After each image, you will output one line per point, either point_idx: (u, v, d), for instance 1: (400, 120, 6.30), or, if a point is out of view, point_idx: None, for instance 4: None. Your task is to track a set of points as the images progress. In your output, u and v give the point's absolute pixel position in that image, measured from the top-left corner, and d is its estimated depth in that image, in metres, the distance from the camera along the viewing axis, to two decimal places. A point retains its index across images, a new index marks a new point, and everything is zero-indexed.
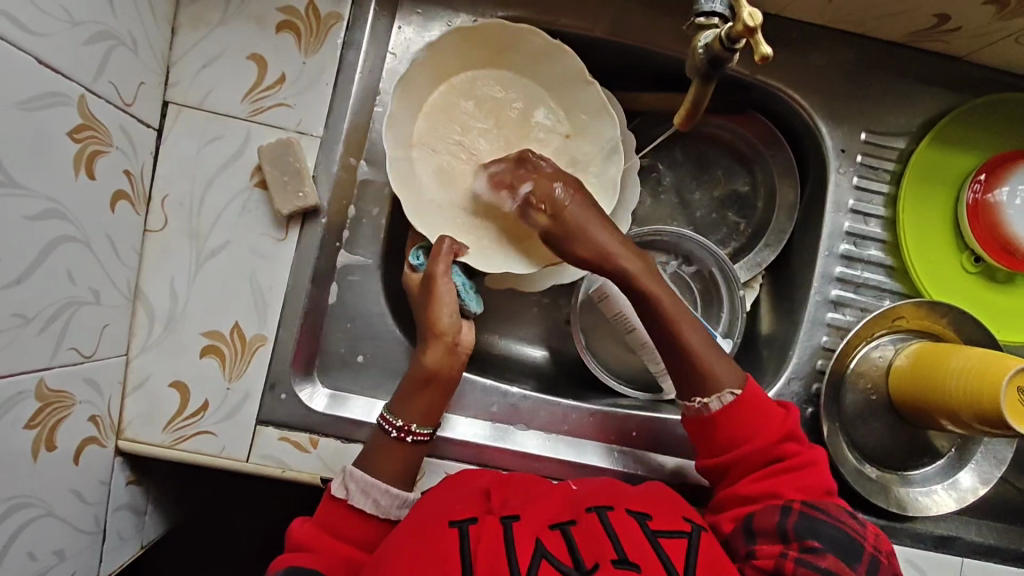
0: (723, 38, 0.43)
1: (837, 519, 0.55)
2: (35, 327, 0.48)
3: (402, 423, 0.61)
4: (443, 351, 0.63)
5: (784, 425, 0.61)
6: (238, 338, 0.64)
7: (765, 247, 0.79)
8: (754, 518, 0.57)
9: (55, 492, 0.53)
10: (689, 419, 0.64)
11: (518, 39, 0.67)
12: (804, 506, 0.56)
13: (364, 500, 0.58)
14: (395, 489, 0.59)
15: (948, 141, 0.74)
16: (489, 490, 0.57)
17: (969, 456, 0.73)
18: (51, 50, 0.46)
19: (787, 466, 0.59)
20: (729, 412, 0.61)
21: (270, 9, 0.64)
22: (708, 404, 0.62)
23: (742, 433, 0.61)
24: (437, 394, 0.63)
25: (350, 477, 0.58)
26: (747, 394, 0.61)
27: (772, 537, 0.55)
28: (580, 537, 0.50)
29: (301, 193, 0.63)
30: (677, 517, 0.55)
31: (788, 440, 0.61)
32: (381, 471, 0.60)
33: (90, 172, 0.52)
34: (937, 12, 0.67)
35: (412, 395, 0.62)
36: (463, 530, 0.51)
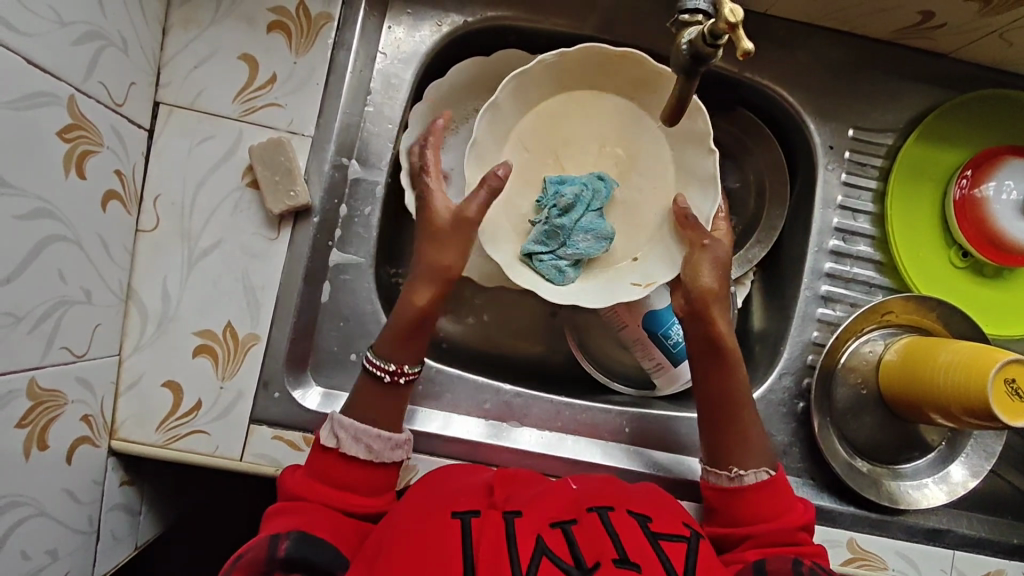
0: (705, 33, 0.42)
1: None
2: (25, 326, 0.48)
3: (394, 366, 0.61)
4: (427, 291, 0.63)
5: (803, 516, 0.60)
6: (231, 338, 0.64)
7: (755, 244, 0.79)
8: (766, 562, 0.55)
9: (47, 491, 0.53)
10: (710, 488, 0.63)
11: (647, 75, 0.67)
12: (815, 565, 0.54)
13: (355, 448, 0.59)
14: (384, 433, 0.60)
15: (935, 138, 0.75)
16: (492, 487, 0.58)
17: (959, 450, 0.74)
18: (42, 50, 0.46)
19: (797, 548, 0.58)
20: (763, 490, 0.60)
21: (260, 10, 0.64)
22: (743, 476, 0.61)
23: (764, 512, 0.59)
24: (419, 331, 0.63)
25: (338, 426, 0.59)
26: (781, 480, 0.61)
27: None
28: (581, 537, 0.51)
29: (292, 192, 0.63)
30: (675, 522, 0.56)
31: (802, 529, 0.59)
32: (367, 415, 0.60)
33: (80, 172, 0.52)
34: (922, 9, 0.67)
35: (400, 337, 0.62)
36: (465, 522, 0.51)
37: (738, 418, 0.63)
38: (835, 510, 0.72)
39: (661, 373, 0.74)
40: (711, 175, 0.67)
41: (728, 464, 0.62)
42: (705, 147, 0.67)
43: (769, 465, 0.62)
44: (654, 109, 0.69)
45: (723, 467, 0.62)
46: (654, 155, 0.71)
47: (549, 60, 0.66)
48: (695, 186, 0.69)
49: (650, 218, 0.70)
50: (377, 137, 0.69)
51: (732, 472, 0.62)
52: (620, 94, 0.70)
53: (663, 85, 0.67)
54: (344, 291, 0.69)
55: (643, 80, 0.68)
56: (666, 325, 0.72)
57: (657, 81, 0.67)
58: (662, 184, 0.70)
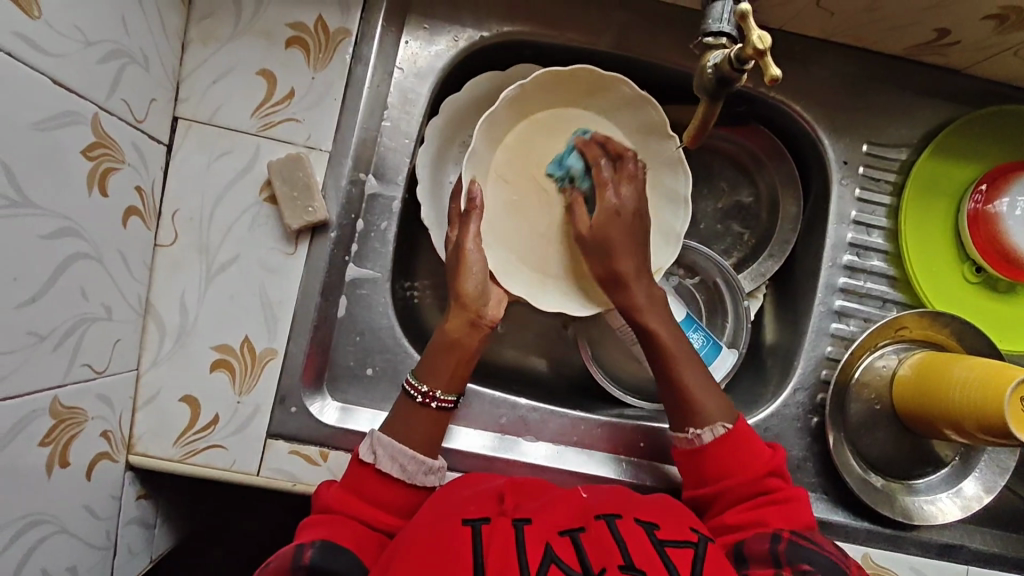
0: (733, 58, 0.43)
1: (829, 549, 0.53)
2: (49, 345, 0.48)
3: (426, 389, 0.62)
4: (464, 322, 0.64)
5: (771, 462, 0.61)
6: (248, 352, 0.64)
7: (768, 257, 0.80)
8: (746, 544, 0.55)
9: (68, 508, 0.53)
10: (679, 452, 0.65)
11: (605, 85, 0.69)
12: (794, 535, 0.55)
13: (390, 466, 0.59)
14: (420, 455, 0.60)
15: (948, 153, 0.75)
16: (502, 495, 0.58)
17: (973, 465, 0.74)
18: (67, 71, 0.46)
19: (772, 499, 0.59)
20: (720, 444, 0.62)
21: (278, 25, 0.64)
22: (699, 435, 0.62)
23: (733, 467, 0.61)
24: (462, 360, 0.64)
25: (378, 443, 0.60)
26: (739, 432, 0.62)
27: (764, 563, 0.53)
28: (589, 544, 0.51)
29: (310, 208, 0.64)
30: (683, 528, 0.55)
31: (772, 475, 0.61)
32: (406, 435, 0.61)
33: (102, 189, 0.52)
34: (938, 26, 0.67)
35: (438, 361, 0.63)
36: (476, 529, 0.52)
37: (678, 375, 0.64)
38: (849, 525, 0.72)
39: None
40: (676, 156, 0.71)
41: (684, 426, 0.63)
42: (664, 132, 0.70)
43: (723, 412, 0.63)
44: (608, 110, 0.71)
45: (682, 429, 0.64)
46: (621, 150, 0.73)
47: (512, 95, 0.66)
48: (666, 172, 0.72)
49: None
50: (393, 152, 0.69)
51: (689, 434, 0.63)
52: (572, 106, 0.71)
53: (613, 90, 0.69)
54: (361, 306, 0.69)
55: (589, 87, 0.69)
56: None
57: (605, 84, 0.69)
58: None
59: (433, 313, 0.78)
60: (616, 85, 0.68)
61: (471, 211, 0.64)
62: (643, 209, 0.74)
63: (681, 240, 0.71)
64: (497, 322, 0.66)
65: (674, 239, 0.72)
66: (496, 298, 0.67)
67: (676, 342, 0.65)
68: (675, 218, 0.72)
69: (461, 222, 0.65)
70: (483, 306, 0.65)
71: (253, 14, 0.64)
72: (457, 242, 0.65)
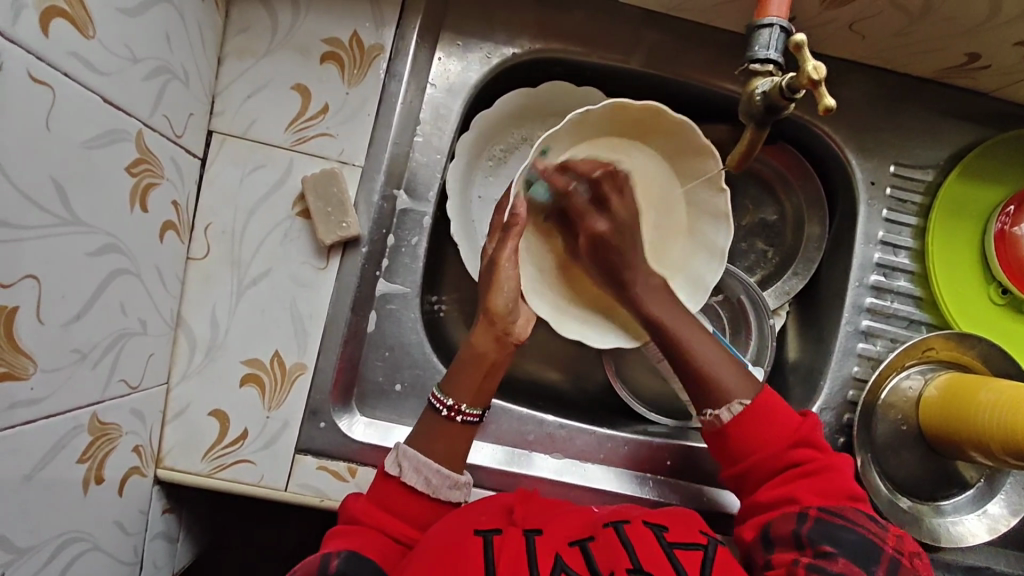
0: (785, 87, 0.43)
1: (857, 524, 0.55)
2: (89, 363, 0.48)
3: (451, 402, 0.62)
4: (491, 336, 0.64)
5: (797, 431, 0.60)
6: (279, 367, 0.64)
7: (793, 275, 0.80)
8: (771, 527, 0.58)
9: (102, 525, 0.53)
10: (707, 432, 0.63)
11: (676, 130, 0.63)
12: (820, 513, 0.56)
13: (415, 479, 0.59)
14: (446, 469, 0.60)
15: (974, 173, 0.75)
16: (511, 507, 0.58)
17: (998, 487, 0.74)
18: (117, 88, 0.47)
19: (804, 471, 0.59)
20: (741, 422, 0.60)
21: (314, 40, 0.64)
22: (719, 415, 0.61)
23: (757, 439, 0.60)
24: (487, 377, 0.64)
25: (403, 456, 0.60)
26: (759, 405, 0.61)
27: (788, 545, 0.56)
28: (598, 552, 0.51)
29: (344, 224, 0.64)
30: (694, 530, 0.56)
31: (801, 445, 0.60)
32: (432, 448, 0.61)
33: (143, 206, 0.52)
34: (969, 51, 0.68)
35: (462, 375, 0.63)
36: (487, 540, 0.52)
37: (673, 330, 0.64)
38: None
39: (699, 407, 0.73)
40: (722, 210, 0.68)
41: (703, 408, 0.62)
42: (718, 185, 0.67)
43: (739, 386, 0.62)
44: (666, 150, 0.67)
45: (702, 409, 0.62)
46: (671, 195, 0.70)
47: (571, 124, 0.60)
48: (707, 219, 0.70)
49: (674, 253, 0.71)
50: (425, 168, 0.69)
51: (709, 415, 0.62)
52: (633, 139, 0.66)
53: (680, 133, 0.64)
54: (390, 321, 0.69)
55: (655, 129, 0.65)
56: None
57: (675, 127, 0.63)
58: (676, 223, 0.71)
59: (458, 327, 0.78)
60: (686, 132, 0.63)
61: (513, 228, 0.62)
62: (677, 253, 0.71)
63: (707, 296, 0.70)
64: (523, 341, 0.66)
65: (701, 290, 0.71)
66: (524, 316, 0.66)
67: (675, 316, 0.65)
68: (706, 270, 0.70)
69: (501, 238, 0.63)
70: (512, 323, 0.64)
71: (290, 29, 0.64)
72: (491, 259, 0.63)
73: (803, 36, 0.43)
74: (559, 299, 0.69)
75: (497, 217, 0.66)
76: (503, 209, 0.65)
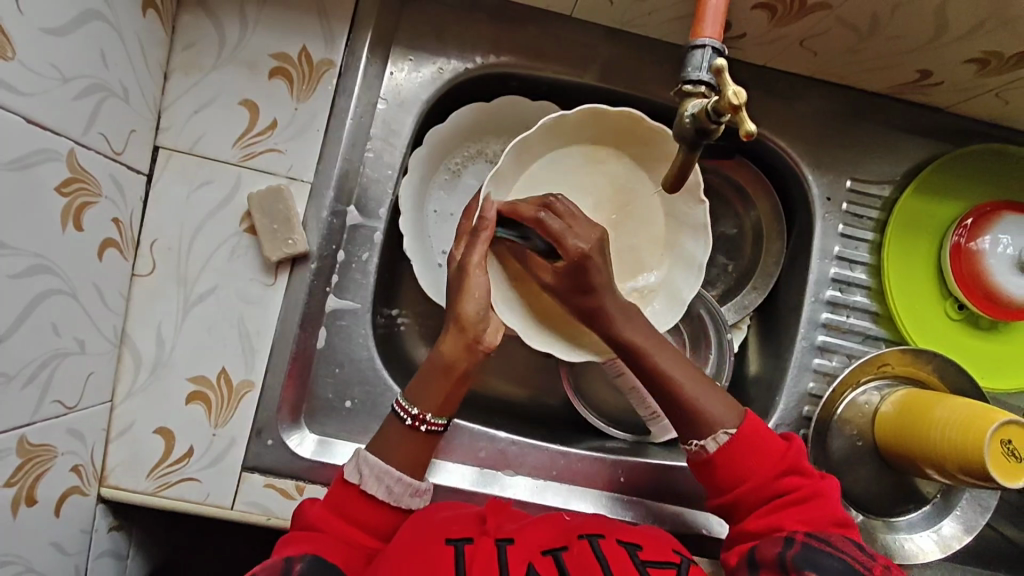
0: (709, 110, 0.43)
1: (844, 551, 0.54)
2: (18, 384, 0.47)
3: (416, 412, 0.61)
4: (461, 344, 0.62)
5: (784, 460, 0.60)
6: (225, 384, 0.63)
7: (751, 290, 0.80)
8: (758, 550, 0.56)
9: (35, 547, 0.52)
10: (695, 465, 0.62)
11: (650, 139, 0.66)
12: (807, 537, 0.55)
13: (377, 488, 0.59)
14: (406, 478, 0.60)
15: (930, 189, 0.75)
16: (483, 515, 0.58)
17: (953, 504, 0.74)
18: (41, 107, 0.46)
19: (790, 500, 0.59)
20: (728, 454, 0.60)
21: (262, 56, 0.64)
22: (705, 444, 0.61)
23: (747, 468, 0.60)
24: (456, 385, 0.63)
25: (364, 463, 0.59)
26: (744, 436, 0.60)
27: (773, 568, 0.54)
28: (572, 565, 0.51)
29: (290, 241, 0.63)
30: (665, 550, 0.55)
31: (788, 473, 0.60)
32: (395, 458, 0.60)
33: (77, 224, 0.52)
34: (919, 68, 0.68)
35: (429, 383, 0.62)
36: (459, 550, 0.52)
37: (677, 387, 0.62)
38: None
39: (655, 421, 0.74)
40: (701, 222, 0.68)
41: (689, 437, 0.62)
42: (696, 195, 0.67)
43: (726, 415, 0.61)
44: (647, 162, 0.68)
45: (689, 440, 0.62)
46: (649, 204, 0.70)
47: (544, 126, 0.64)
48: (686, 232, 0.69)
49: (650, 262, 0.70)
50: (376, 183, 0.69)
51: (695, 446, 0.61)
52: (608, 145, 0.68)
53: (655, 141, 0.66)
54: (340, 337, 0.68)
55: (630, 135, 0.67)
56: None
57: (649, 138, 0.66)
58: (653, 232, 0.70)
59: (417, 342, 0.78)
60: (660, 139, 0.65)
61: (482, 228, 0.62)
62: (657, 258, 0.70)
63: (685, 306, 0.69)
64: (493, 348, 0.63)
65: (678, 304, 0.70)
66: (495, 324, 0.63)
67: (659, 347, 0.63)
68: (684, 282, 0.69)
69: (471, 242, 0.62)
70: (483, 331, 0.62)
71: (237, 44, 0.64)
72: (461, 264, 0.62)
73: (725, 60, 0.42)
74: (532, 312, 0.69)
75: (464, 222, 0.65)
76: (471, 214, 0.65)
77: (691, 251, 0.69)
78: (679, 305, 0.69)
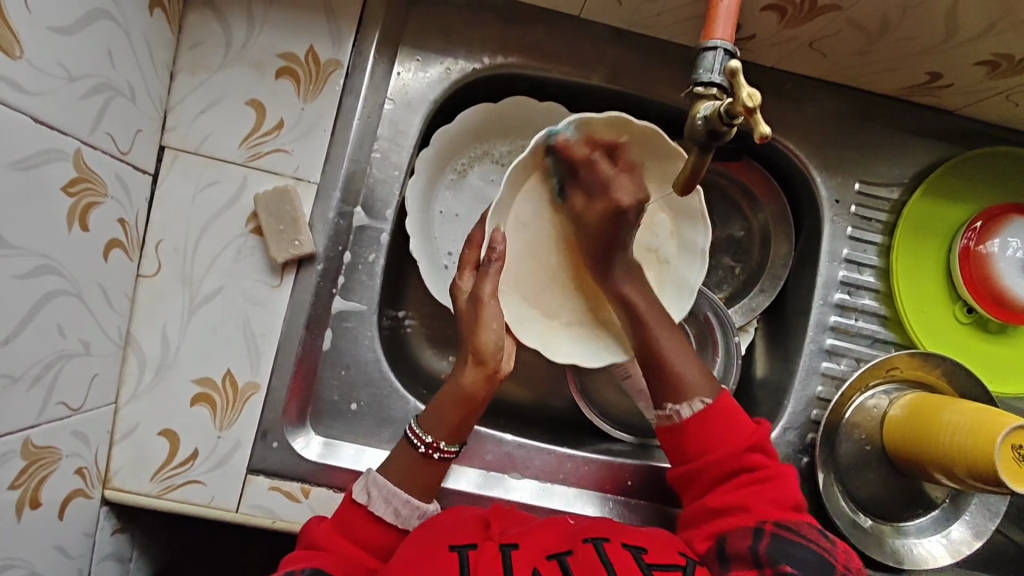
0: (722, 113, 0.42)
1: (811, 540, 0.54)
2: (23, 385, 0.47)
3: (430, 440, 0.61)
4: (480, 375, 0.62)
5: (749, 440, 0.60)
6: (230, 386, 0.63)
7: (759, 293, 0.79)
8: (727, 541, 0.55)
9: (39, 550, 0.51)
10: (664, 430, 0.64)
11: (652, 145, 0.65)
12: (777, 527, 0.55)
13: (384, 509, 0.59)
14: (415, 500, 0.60)
15: (938, 192, 0.75)
16: (486, 520, 0.57)
17: (963, 508, 0.73)
18: (48, 107, 0.46)
19: (755, 478, 0.59)
20: (700, 421, 0.61)
21: (269, 55, 0.64)
22: (679, 411, 0.62)
23: (715, 444, 0.60)
24: (472, 412, 0.62)
25: (372, 484, 0.59)
26: (717, 407, 0.61)
27: (746, 561, 0.53)
28: (577, 568, 0.50)
29: (297, 242, 0.63)
30: (672, 552, 0.55)
31: (752, 453, 0.60)
32: (404, 480, 0.60)
33: (83, 225, 0.51)
34: (929, 70, 0.67)
35: (442, 409, 0.62)
36: (463, 555, 0.51)
37: (656, 347, 0.63)
38: None
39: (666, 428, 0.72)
40: (699, 212, 0.69)
41: (663, 402, 0.63)
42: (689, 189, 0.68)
43: (703, 385, 0.62)
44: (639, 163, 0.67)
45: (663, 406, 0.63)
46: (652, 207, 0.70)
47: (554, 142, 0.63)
48: (686, 222, 0.70)
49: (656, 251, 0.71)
50: (383, 184, 0.69)
51: (668, 410, 0.62)
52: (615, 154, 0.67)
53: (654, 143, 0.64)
54: (346, 339, 0.68)
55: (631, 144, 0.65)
56: None
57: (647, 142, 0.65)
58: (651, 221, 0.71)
59: (422, 344, 0.77)
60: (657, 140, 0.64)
61: (492, 261, 0.63)
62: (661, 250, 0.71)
63: (694, 297, 0.69)
64: (508, 375, 0.64)
65: (687, 292, 0.70)
66: (507, 352, 0.64)
67: (656, 323, 0.64)
68: (691, 270, 0.70)
69: (481, 274, 0.63)
70: (500, 361, 0.63)
71: (244, 44, 0.63)
72: (473, 295, 0.63)
73: (739, 62, 0.42)
74: (547, 327, 0.69)
75: (469, 252, 0.65)
76: (476, 244, 0.65)
77: (690, 239, 0.70)
78: (693, 290, 0.69)
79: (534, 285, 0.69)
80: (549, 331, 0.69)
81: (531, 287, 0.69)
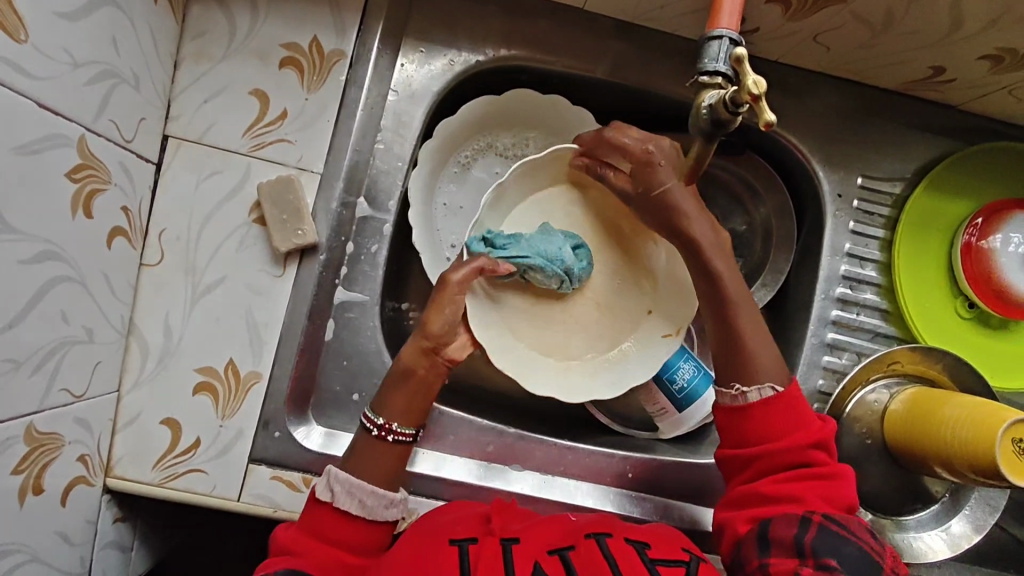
0: (727, 101, 0.43)
1: (859, 539, 0.52)
2: (26, 371, 0.47)
3: (382, 421, 0.60)
4: (419, 352, 0.62)
5: (817, 434, 0.58)
6: (232, 376, 0.63)
7: (761, 287, 0.79)
8: (770, 526, 0.55)
9: (41, 537, 0.51)
10: (722, 410, 0.61)
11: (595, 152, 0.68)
12: (824, 519, 0.53)
13: (349, 502, 0.57)
14: (379, 489, 0.59)
15: (941, 188, 0.75)
16: (488, 515, 0.57)
17: (963, 503, 0.74)
18: (52, 92, 0.46)
19: (813, 473, 0.57)
20: (766, 408, 0.59)
21: (273, 45, 0.64)
22: (746, 393, 0.59)
23: (773, 434, 0.59)
24: (420, 391, 0.62)
25: (335, 480, 0.58)
26: (787, 396, 0.59)
27: (787, 550, 0.52)
28: (580, 562, 0.51)
29: (300, 231, 0.63)
30: (674, 549, 0.55)
31: (818, 446, 0.58)
32: (365, 470, 0.59)
33: (87, 212, 0.52)
34: (933, 65, 0.67)
35: (393, 393, 0.61)
36: (463, 549, 0.51)
37: (736, 325, 0.61)
38: None
39: (663, 419, 0.73)
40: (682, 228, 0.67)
41: (731, 381, 0.61)
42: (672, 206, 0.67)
43: (774, 372, 0.60)
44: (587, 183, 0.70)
45: (728, 385, 0.61)
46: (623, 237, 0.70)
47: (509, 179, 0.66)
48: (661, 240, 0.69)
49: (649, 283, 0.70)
50: (386, 175, 0.69)
51: (734, 390, 0.60)
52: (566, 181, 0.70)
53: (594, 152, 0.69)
54: (348, 329, 0.68)
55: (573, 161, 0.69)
56: (672, 369, 0.71)
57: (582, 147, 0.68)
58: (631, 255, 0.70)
59: None
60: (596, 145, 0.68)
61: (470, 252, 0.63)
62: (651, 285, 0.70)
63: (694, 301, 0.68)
64: (457, 358, 0.63)
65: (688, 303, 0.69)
66: (461, 339, 0.64)
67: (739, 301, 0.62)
68: None
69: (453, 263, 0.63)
70: (447, 340, 0.62)
71: (248, 34, 0.63)
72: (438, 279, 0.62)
73: (744, 49, 0.42)
74: (557, 369, 0.68)
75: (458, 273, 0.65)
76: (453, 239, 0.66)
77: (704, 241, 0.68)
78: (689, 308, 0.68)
79: (532, 331, 0.68)
80: (559, 370, 0.68)
81: (535, 330, 0.68)
